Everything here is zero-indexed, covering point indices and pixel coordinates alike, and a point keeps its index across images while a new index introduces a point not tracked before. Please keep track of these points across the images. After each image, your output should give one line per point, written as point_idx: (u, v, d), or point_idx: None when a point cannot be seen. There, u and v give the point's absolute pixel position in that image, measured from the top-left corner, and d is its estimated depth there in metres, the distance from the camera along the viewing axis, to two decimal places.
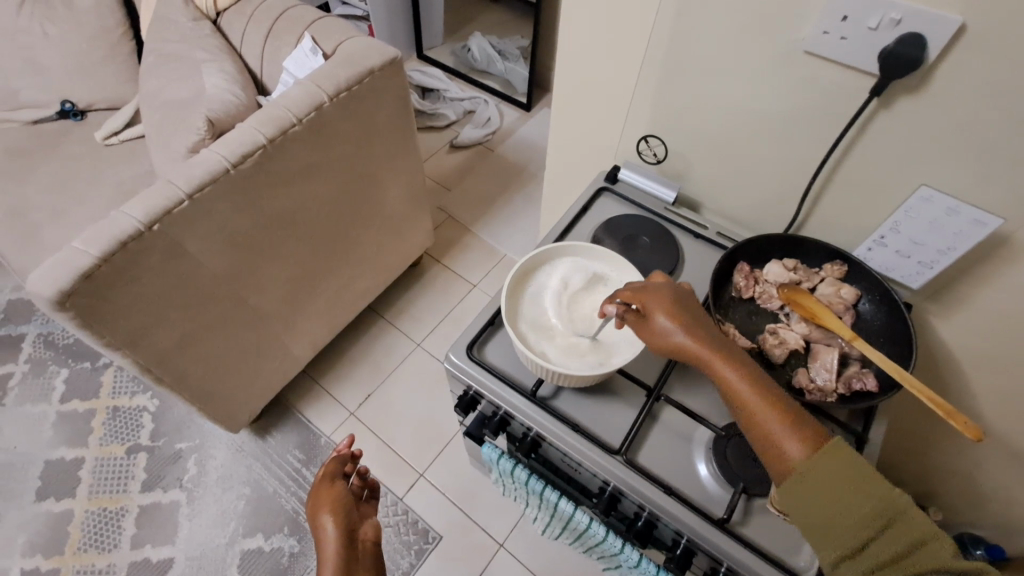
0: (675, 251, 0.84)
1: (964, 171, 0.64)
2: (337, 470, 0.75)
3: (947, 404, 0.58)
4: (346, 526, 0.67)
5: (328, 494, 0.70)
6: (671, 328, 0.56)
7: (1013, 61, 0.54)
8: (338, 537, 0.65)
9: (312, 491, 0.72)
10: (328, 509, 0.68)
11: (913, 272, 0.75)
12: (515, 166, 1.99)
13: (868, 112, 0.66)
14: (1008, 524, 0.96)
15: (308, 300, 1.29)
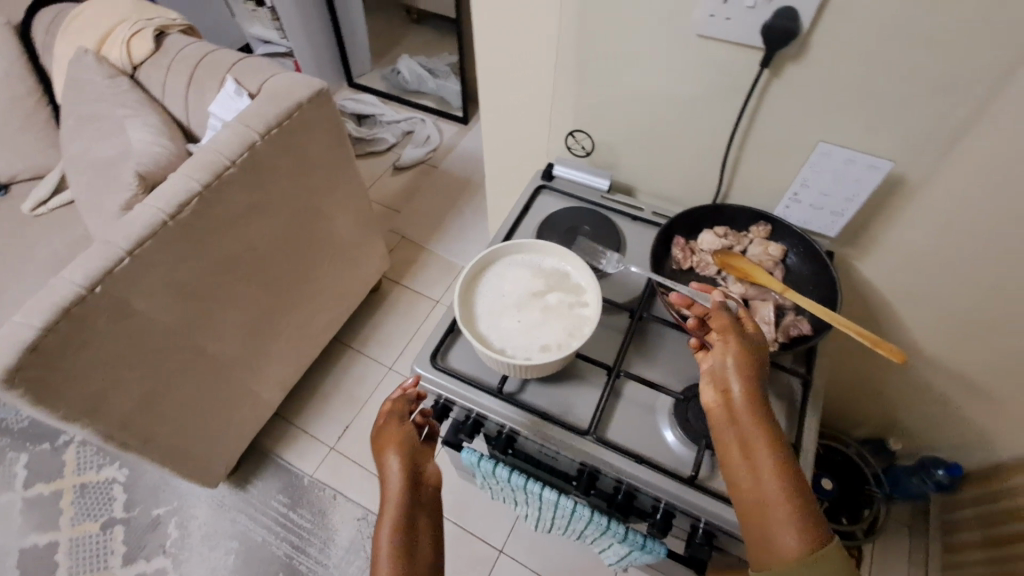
0: (616, 235, 0.88)
1: (853, 124, 0.70)
2: (404, 410, 0.69)
3: (873, 334, 0.64)
4: (413, 473, 0.63)
5: (394, 433, 0.65)
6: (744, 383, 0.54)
7: (872, 23, 0.61)
8: (402, 479, 0.62)
9: (378, 431, 0.67)
10: (397, 454, 0.63)
11: (827, 221, 0.81)
12: (460, 179, 2.02)
13: (763, 83, 0.72)
14: (952, 440, 1.04)
15: (270, 339, 1.28)
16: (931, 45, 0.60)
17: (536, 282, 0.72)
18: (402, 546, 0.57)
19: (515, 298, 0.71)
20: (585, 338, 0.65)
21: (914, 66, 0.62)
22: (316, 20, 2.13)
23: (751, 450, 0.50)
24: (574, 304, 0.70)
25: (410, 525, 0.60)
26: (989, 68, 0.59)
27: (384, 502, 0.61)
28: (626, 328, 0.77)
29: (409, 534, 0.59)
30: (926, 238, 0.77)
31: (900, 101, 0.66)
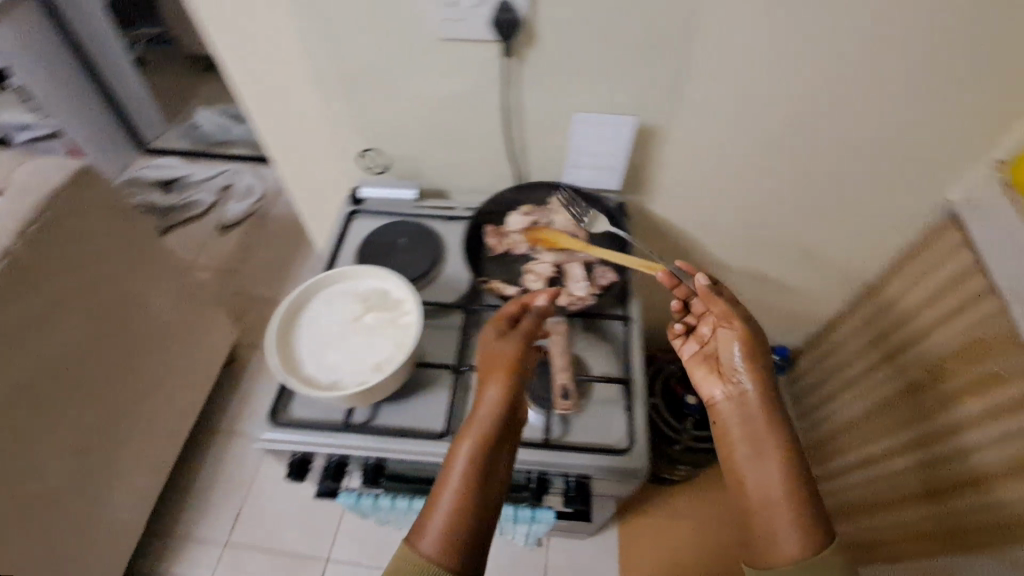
0: (434, 238, 0.90)
1: (596, 91, 0.79)
2: (531, 329, 0.66)
3: (658, 266, 0.76)
4: (516, 398, 0.61)
5: (501, 359, 0.62)
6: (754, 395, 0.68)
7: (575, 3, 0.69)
8: (502, 406, 0.60)
9: (496, 338, 0.65)
10: (498, 380, 0.60)
11: (608, 178, 0.90)
12: (296, 222, 1.93)
13: (514, 71, 0.79)
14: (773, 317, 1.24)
15: (109, 454, 1.12)
16: (626, 13, 0.70)
17: (357, 307, 0.72)
18: (475, 481, 0.56)
19: (339, 330, 0.70)
20: (412, 348, 0.66)
21: (619, 26, 0.72)
22: (96, 105, 1.91)
23: (760, 443, 0.65)
24: (398, 318, 0.70)
25: (489, 464, 0.58)
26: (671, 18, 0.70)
27: (472, 422, 0.60)
28: (461, 324, 0.80)
29: (483, 473, 0.57)
30: (685, 167, 0.90)
31: (621, 64, 0.76)
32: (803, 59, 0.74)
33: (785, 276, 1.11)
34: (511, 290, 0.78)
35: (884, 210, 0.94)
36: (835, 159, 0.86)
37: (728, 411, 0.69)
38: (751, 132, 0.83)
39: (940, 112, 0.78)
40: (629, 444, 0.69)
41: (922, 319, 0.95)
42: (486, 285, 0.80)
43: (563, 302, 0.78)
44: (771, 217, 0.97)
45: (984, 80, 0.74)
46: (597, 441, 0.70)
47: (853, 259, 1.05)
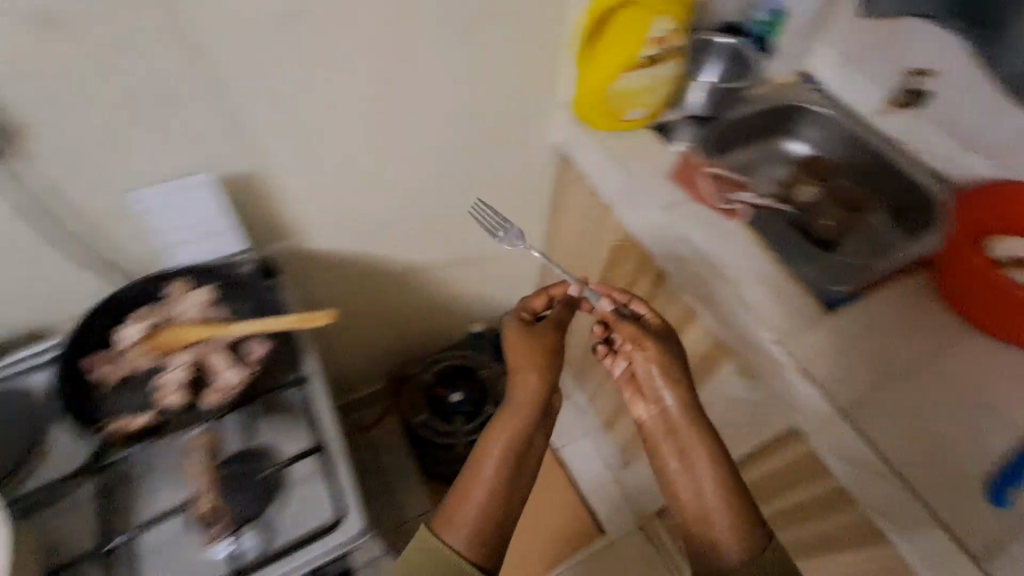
0: (33, 396, 0.69)
1: (154, 159, 0.70)
2: (558, 324, 0.76)
3: (303, 315, 0.72)
4: (551, 383, 0.71)
5: (546, 332, 0.74)
6: (676, 401, 0.66)
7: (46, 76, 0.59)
8: (539, 388, 0.70)
9: (525, 334, 0.73)
10: (534, 365, 0.71)
11: (223, 243, 0.78)
12: None
13: (29, 169, 0.64)
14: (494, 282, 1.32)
15: None
16: (121, 72, 0.62)
17: None
18: (502, 475, 0.64)
19: None
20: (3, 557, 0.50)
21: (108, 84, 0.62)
22: None
23: (689, 453, 0.64)
24: None
25: (511, 472, 0.65)
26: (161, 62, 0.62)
27: (512, 407, 0.69)
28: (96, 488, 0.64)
29: (504, 477, 0.65)
30: (307, 194, 0.86)
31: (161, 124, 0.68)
32: (334, 59, 0.72)
33: (475, 247, 1.17)
34: (138, 420, 0.63)
35: (510, 161, 1.04)
36: (436, 137, 0.90)
37: (654, 425, 0.69)
38: (342, 142, 0.82)
39: (491, 72, 0.86)
40: (339, 515, 0.63)
41: (590, 235, 1.09)
42: (108, 433, 0.63)
43: (211, 401, 0.66)
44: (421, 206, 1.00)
45: (510, 34, 0.83)
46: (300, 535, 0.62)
47: (516, 207, 1.15)
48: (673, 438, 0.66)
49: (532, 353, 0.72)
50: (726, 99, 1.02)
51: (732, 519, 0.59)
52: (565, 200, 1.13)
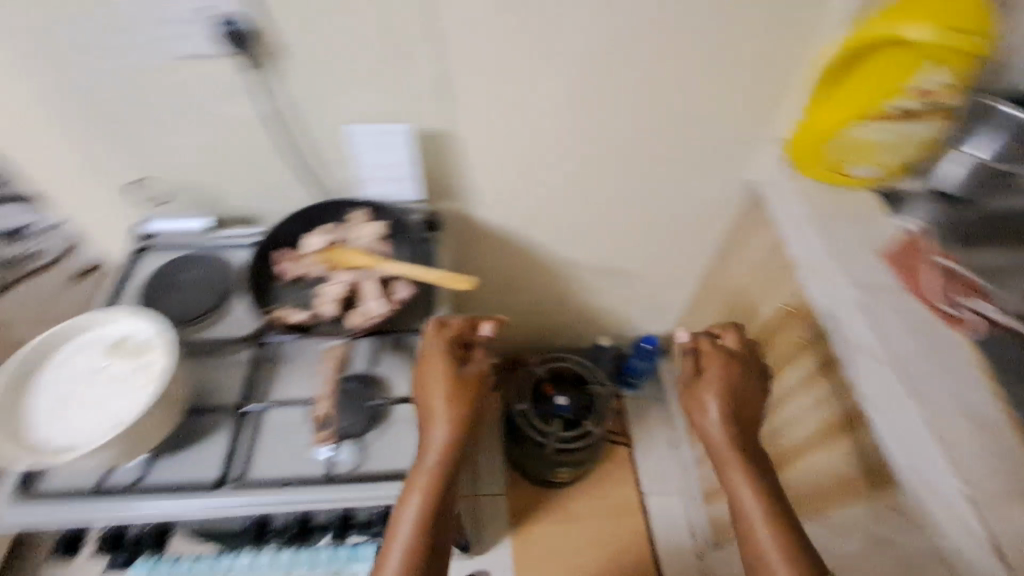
0: (228, 274, 0.82)
1: (365, 104, 0.76)
2: (456, 339, 0.70)
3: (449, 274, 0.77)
4: (461, 407, 0.64)
5: (441, 401, 0.63)
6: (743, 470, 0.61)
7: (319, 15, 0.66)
8: (452, 423, 0.63)
9: (446, 359, 0.67)
10: (454, 402, 0.63)
11: (402, 187, 0.84)
12: None
13: (273, 85, 0.73)
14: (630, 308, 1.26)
15: None
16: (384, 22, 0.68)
17: (123, 347, 0.65)
18: (423, 523, 0.58)
19: (92, 369, 0.63)
20: (169, 356, 0.63)
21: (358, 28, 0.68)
22: None
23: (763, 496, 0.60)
24: (155, 367, 0.63)
25: (438, 511, 0.59)
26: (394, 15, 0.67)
27: (422, 447, 0.62)
28: (249, 360, 0.74)
29: (445, 474, 0.61)
30: (483, 166, 0.88)
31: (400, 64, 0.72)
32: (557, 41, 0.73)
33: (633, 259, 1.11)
34: (297, 317, 0.74)
35: (703, 179, 0.95)
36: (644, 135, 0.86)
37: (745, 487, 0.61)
38: (533, 122, 0.82)
39: (714, 83, 0.80)
40: None
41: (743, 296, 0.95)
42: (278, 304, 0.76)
43: (357, 322, 0.74)
44: (586, 208, 0.98)
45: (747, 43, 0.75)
46: (401, 466, 0.66)
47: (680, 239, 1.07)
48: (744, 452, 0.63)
49: (450, 390, 0.64)
50: (993, 185, 0.71)
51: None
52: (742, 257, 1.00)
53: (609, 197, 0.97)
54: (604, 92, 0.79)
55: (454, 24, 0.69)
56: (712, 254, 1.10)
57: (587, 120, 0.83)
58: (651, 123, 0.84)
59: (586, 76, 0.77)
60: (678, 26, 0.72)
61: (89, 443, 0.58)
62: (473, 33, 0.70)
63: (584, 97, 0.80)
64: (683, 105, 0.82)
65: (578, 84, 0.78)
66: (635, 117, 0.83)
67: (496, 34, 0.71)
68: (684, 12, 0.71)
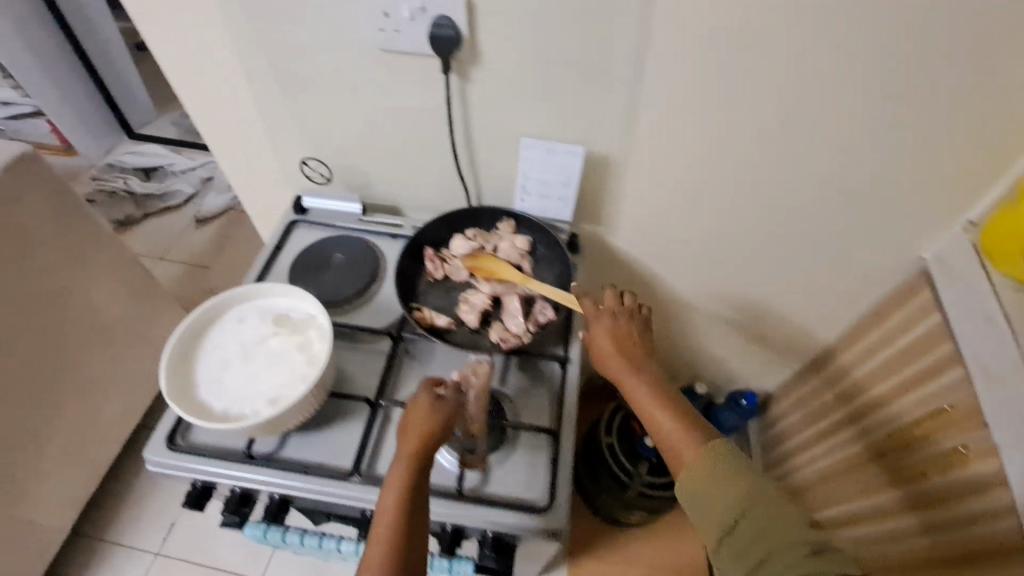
0: (374, 260, 0.83)
1: (545, 120, 0.74)
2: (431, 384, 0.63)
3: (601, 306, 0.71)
4: (430, 421, 0.58)
5: (415, 422, 0.58)
6: (636, 380, 0.64)
7: (529, 30, 0.65)
8: (420, 440, 0.57)
9: (425, 391, 0.61)
10: (422, 419, 0.59)
11: (559, 206, 0.82)
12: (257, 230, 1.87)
13: (459, 88, 0.72)
14: (740, 356, 1.21)
15: (36, 460, 1.08)
16: (593, 44, 0.65)
17: (282, 324, 0.67)
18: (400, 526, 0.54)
19: (253, 342, 0.65)
20: (327, 343, 0.64)
21: (571, 49, 0.66)
22: (86, 100, 1.93)
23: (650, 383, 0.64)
24: (312, 350, 0.65)
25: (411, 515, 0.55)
26: (612, 41, 0.65)
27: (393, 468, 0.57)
28: (389, 351, 0.75)
29: (419, 491, 0.56)
30: (642, 198, 0.85)
31: (593, 87, 0.69)
32: (766, 85, 0.68)
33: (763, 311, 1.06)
34: (441, 321, 0.74)
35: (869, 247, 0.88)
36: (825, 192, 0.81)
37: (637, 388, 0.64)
38: (711, 163, 0.79)
39: (921, 152, 0.73)
40: (548, 502, 0.64)
41: None
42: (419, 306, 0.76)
43: (496, 337, 0.73)
44: (731, 253, 0.94)
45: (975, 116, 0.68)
46: (526, 495, 0.65)
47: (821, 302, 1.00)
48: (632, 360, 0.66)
49: (413, 419, 0.59)
50: None
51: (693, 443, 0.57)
52: (890, 332, 0.94)
53: (761, 248, 0.92)
54: (797, 145, 0.75)
55: (668, 59, 0.66)
56: (851, 323, 1.03)
57: (767, 168, 0.78)
58: (836, 183, 0.79)
59: (785, 127, 0.73)
60: (906, 91, 0.67)
61: (250, 417, 0.60)
62: (684, 70, 0.67)
63: (774, 148, 0.76)
64: (877, 171, 0.77)
65: (774, 134, 0.74)
66: (821, 175, 0.78)
67: (707, 74, 0.68)
68: (918, 78, 0.65)
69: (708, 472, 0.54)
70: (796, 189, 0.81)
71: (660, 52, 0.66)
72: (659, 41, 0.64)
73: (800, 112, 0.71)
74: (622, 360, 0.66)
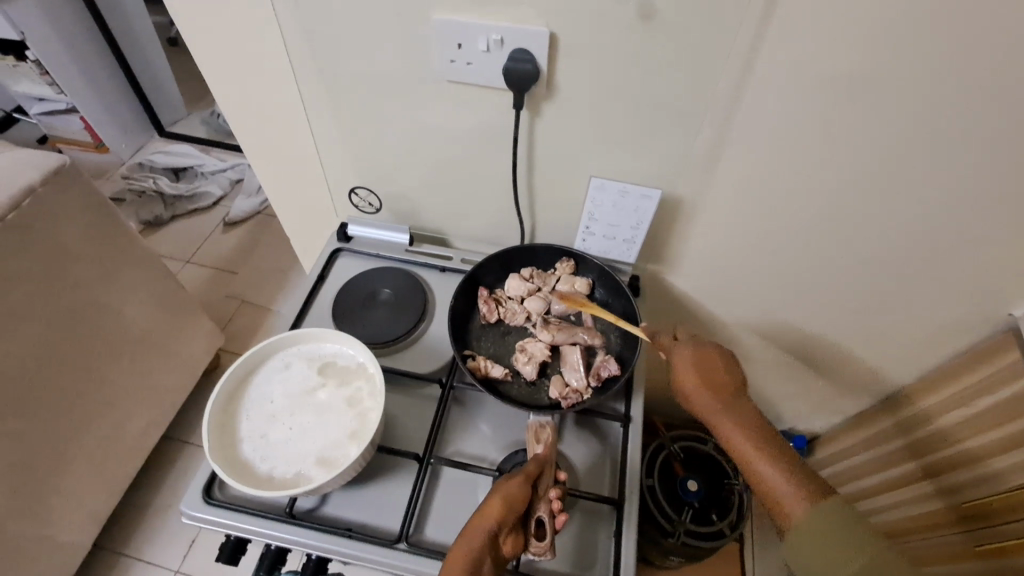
0: (423, 297, 0.78)
1: (618, 159, 0.68)
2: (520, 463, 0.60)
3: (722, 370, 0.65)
4: (498, 496, 0.54)
5: (487, 497, 0.55)
6: (728, 428, 0.62)
7: (615, 68, 0.59)
8: (487, 515, 0.53)
9: (502, 474, 0.58)
10: (493, 493, 0.55)
11: (624, 249, 0.77)
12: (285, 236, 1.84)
13: (528, 123, 0.67)
14: (793, 404, 1.13)
15: (60, 476, 1.05)
16: (684, 84, 0.59)
17: (331, 374, 0.62)
18: None
19: (301, 393, 0.60)
20: (379, 400, 0.59)
21: (661, 86, 0.60)
22: (119, 98, 1.91)
23: (745, 427, 0.62)
24: (362, 407, 0.60)
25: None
26: (706, 81, 0.59)
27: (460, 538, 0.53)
28: (438, 399, 0.70)
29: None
30: (712, 241, 0.79)
31: (677, 128, 0.64)
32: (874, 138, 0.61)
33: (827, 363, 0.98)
34: (497, 371, 0.68)
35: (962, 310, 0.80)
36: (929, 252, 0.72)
37: (731, 434, 0.62)
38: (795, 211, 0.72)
39: None
40: None
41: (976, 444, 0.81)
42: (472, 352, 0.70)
43: (555, 393, 0.68)
44: (800, 304, 0.87)
45: None
46: (585, 574, 0.60)
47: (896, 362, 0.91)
48: (721, 402, 0.63)
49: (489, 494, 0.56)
50: None
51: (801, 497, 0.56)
52: (969, 390, 0.83)
53: (837, 302, 0.84)
54: (902, 202, 0.66)
55: (767, 102, 0.60)
56: None
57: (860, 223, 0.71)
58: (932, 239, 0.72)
59: (888, 182, 0.64)
60: None
61: (295, 483, 0.55)
62: (784, 114, 0.60)
63: (873, 203, 0.67)
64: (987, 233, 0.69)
65: (876, 187, 0.66)
66: None
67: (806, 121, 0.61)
68: None
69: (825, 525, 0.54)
70: (891, 247, 0.72)
71: (759, 94, 0.59)
72: (760, 82, 0.58)
73: (910, 168, 0.63)
74: (715, 405, 0.63)
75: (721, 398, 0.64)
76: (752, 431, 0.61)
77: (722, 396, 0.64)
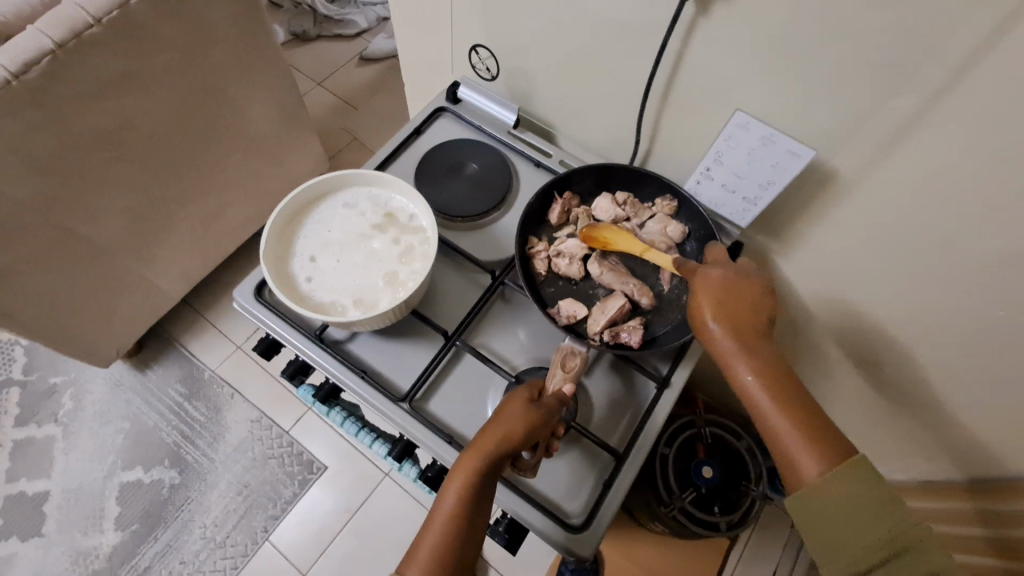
0: (506, 185, 0.73)
1: (778, 98, 0.56)
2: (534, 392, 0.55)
3: (741, 282, 0.56)
4: (514, 425, 0.51)
5: (502, 423, 0.52)
6: (740, 362, 0.53)
7: None
8: (500, 441, 0.50)
9: (517, 402, 0.54)
10: (510, 422, 0.51)
11: (739, 208, 0.67)
12: None
13: (688, 22, 0.56)
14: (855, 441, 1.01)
15: (165, 231, 1.19)
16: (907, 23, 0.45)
17: (393, 225, 0.62)
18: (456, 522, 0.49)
19: (359, 232, 0.61)
20: (426, 268, 0.58)
21: (874, 18, 0.46)
22: None
23: (763, 358, 0.53)
24: (407, 267, 0.59)
25: (470, 512, 0.49)
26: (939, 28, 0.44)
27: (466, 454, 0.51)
28: (485, 288, 0.68)
29: (476, 518, 0.50)
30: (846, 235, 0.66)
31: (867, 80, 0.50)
32: None
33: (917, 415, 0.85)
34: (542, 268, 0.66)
35: None
36: None
37: (746, 373, 0.53)
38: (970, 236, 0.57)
39: None
40: (581, 525, 0.58)
41: None
42: (533, 256, 0.67)
43: (564, 313, 0.63)
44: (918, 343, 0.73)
45: None
46: (561, 505, 0.59)
47: None
48: (738, 325, 0.54)
49: (499, 417, 0.52)
50: None
51: (814, 451, 0.49)
52: None
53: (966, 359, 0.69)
54: None
55: (1012, 83, 0.44)
56: None
57: None
58: None
59: None
60: None
61: (323, 310, 0.57)
62: None
63: None
64: None
65: None
66: None
67: None
68: None
69: (835, 492, 0.48)
70: None
71: (1004, 68, 0.44)
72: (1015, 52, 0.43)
73: None
74: (729, 330, 0.54)
75: (737, 325, 0.54)
76: (769, 371, 0.52)
77: (742, 321, 0.54)
